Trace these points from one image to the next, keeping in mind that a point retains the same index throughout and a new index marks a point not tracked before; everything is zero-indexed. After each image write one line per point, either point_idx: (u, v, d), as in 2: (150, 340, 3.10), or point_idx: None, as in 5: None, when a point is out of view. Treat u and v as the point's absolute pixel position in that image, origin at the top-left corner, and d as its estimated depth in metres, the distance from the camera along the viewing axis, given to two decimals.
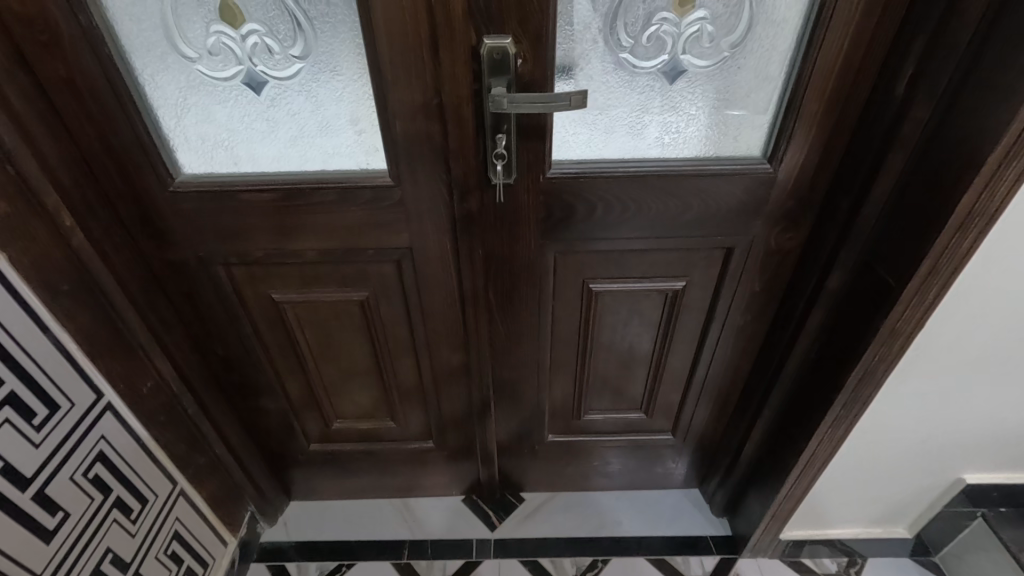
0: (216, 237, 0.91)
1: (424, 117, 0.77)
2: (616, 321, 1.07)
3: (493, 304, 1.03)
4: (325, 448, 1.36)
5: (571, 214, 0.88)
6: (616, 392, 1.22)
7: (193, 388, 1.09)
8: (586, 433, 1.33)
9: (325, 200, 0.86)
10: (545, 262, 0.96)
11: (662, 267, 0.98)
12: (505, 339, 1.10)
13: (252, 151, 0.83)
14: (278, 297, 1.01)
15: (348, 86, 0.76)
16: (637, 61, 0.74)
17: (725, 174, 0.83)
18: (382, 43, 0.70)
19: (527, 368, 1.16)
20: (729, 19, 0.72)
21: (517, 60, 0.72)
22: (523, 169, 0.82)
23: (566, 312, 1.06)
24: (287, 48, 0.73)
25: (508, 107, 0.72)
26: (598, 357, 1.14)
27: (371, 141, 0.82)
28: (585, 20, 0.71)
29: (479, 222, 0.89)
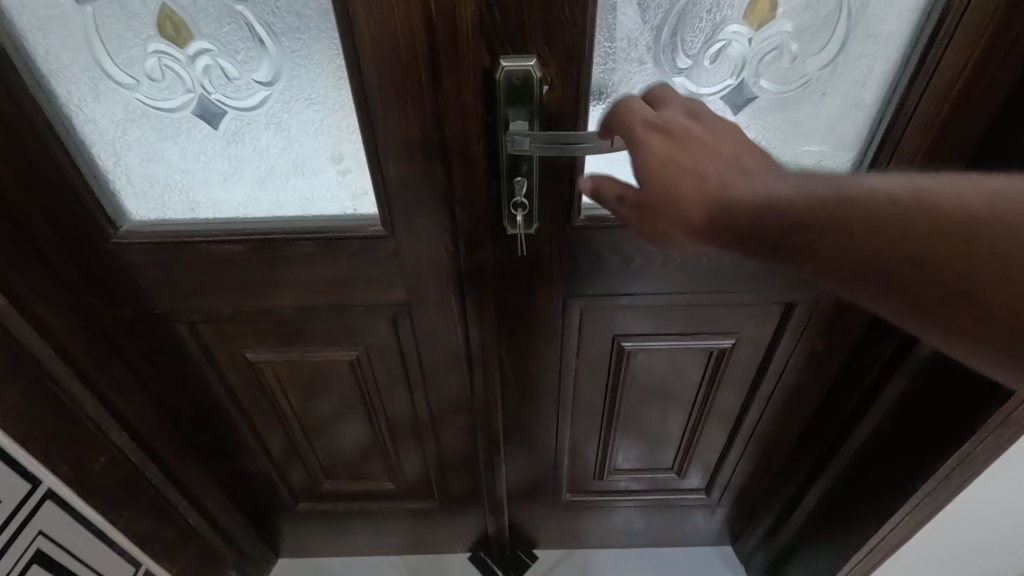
0: (175, 292, 0.76)
1: (423, 156, 0.61)
2: (649, 379, 0.92)
3: (506, 362, 0.88)
4: (315, 507, 1.21)
5: (603, 265, 0.73)
6: (644, 451, 1.07)
7: (157, 456, 0.94)
8: (609, 492, 1.18)
9: (304, 252, 0.71)
10: (569, 318, 0.81)
11: (707, 322, 0.82)
12: (519, 397, 0.95)
13: (211, 195, 0.67)
14: (254, 356, 0.86)
15: (327, 118, 0.60)
16: (695, 87, 0.58)
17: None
18: (368, 66, 0.55)
19: (544, 428, 1.01)
20: (816, 33, 0.55)
21: (543, 87, 0.56)
22: (547, 217, 0.67)
23: (591, 371, 0.90)
24: (248, 72, 0.57)
25: (530, 148, 0.57)
26: (625, 416, 0.99)
27: (357, 184, 0.66)
28: (631, 35, 0.55)
29: (491, 276, 0.74)
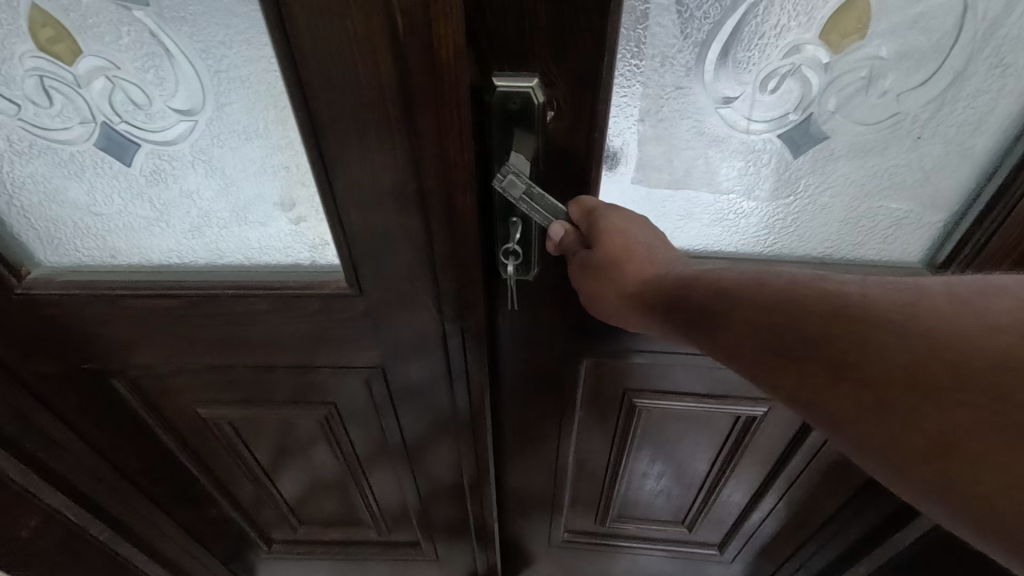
0: (105, 346, 0.63)
1: (396, 206, 0.48)
2: (666, 436, 0.80)
3: (500, 416, 0.76)
4: (290, 551, 1.10)
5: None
6: (653, 505, 0.95)
7: (104, 510, 0.83)
8: (609, 536, 1.06)
9: (252, 309, 0.57)
10: (575, 368, 0.69)
11: (735, 384, 0.70)
12: (517, 447, 0.84)
13: (135, 241, 0.54)
14: (207, 413, 0.74)
15: (271, 156, 0.47)
16: (746, 122, 0.46)
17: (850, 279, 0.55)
18: (318, 95, 0.41)
19: (540, 476, 0.90)
20: (918, 63, 0.42)
21: (547, 112, 0.44)
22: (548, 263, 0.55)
23: (596, 426, 0.79)
24: (159, 98, 0.43)
25: (520, 196, 0.45)
26: (634, 472, 0.87)
27: (316, 233, 0.53)
28: (668, 52, 0.42)
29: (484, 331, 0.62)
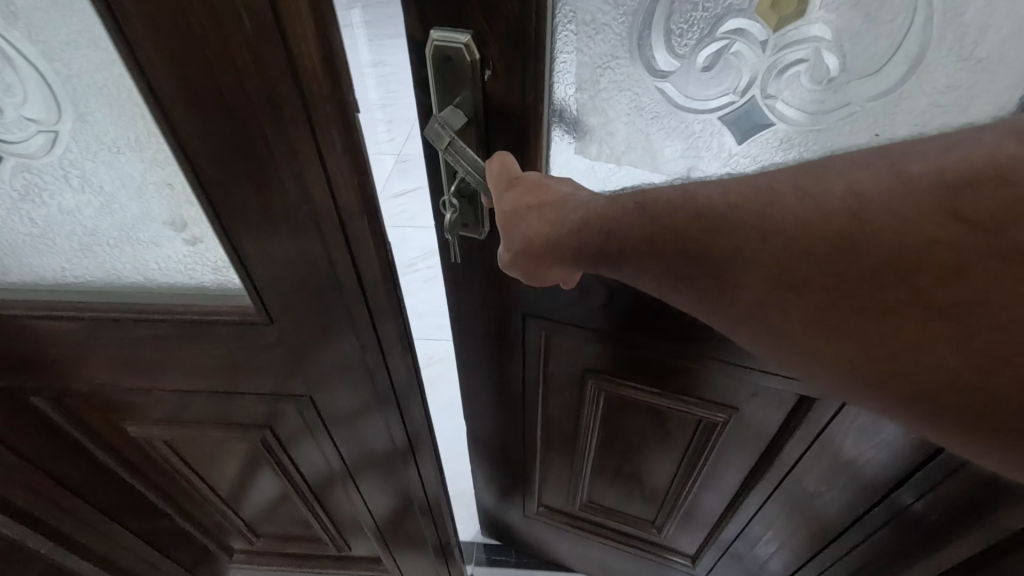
0: (15, 368, 0.59)
1: (291, 233, 0.42)
2: (632, 425, 0.80)
3: (471, 374, 0.81)
4: (251, 562, 1.06)
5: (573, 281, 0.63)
6: (614, 495, 0.96)
7: (47, 523, 0.80)
8: (572, 521, 1.08)
9: (156, 335, 0.52)
10: (538, 339, 0.71)
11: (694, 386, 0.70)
12: (487, 411, 0.87)
13: (23, 258, 0.49)
14: (139, 431, 0.70)
15: (150, 172, 0.41)
16: (684, 98, 0.48)
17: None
18: (179, 110, 0.35)
19: (509, 447, 0.93)
20: (858, 40, 0.43)
21: (484, 71, 0.45)
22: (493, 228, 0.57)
23: (558, 400, 0.80)
24: (10, 105, 0.38)
25: (449, 153, 0.48)
26: (602, 453, 0.88)
27: (214, 257, 0.47)
28: (606, 27, 0.45)
29: (447, 280, 0.66)
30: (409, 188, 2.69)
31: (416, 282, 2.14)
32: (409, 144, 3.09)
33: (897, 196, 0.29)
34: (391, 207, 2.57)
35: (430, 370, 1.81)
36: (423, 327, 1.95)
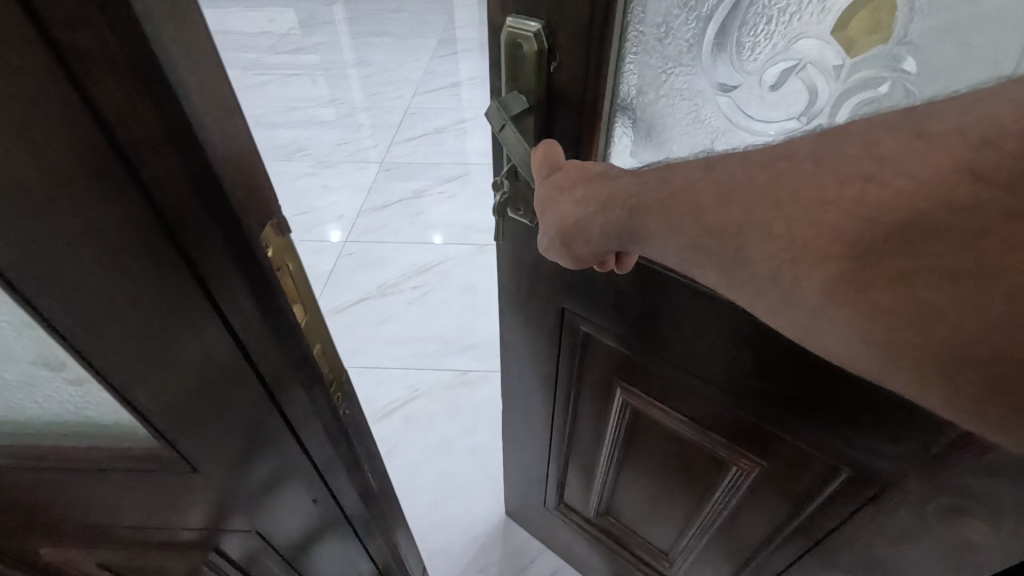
0: None
1: (188, 367, 0.43)
2: (655, 437, 0.88)
3: (524, 353, 0.94)
4: None
5: (617, 305, 0.72)
6: (617, 498, 1.08)
7: None
8: (583, 519, 1.21)
9: (68, 488, 0.50)
10: (585, 344, 0.83)
11: (694, 403, 0.76)
12: (531, 387, 1.00)
13: None
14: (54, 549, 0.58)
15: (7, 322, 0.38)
16: (742, 109, 0.54)
17: (824, 377, 0.59)
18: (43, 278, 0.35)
19: (538, 421, 1.06)
20: (943, 74, 0.46)
21: (549, 63, 0.53)
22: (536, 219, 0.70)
23: (589, 395, 0.91)
24: None
25: (502, 131, 0.58)
26: (621, 461, 0.99)
27: (99, 397, 0.44)
28: (683, 36, 0.51)
29: (507, 257, 0.81)
30: (390, 200, 2.56)
31: (399, 303, 2.02)
32: (390, 151, 2.96)
33: (920, 159, 0.33)
34: (371, 220, 2.43)
35: (415, 402, 1.69)
36: (407, 354, 1.83)
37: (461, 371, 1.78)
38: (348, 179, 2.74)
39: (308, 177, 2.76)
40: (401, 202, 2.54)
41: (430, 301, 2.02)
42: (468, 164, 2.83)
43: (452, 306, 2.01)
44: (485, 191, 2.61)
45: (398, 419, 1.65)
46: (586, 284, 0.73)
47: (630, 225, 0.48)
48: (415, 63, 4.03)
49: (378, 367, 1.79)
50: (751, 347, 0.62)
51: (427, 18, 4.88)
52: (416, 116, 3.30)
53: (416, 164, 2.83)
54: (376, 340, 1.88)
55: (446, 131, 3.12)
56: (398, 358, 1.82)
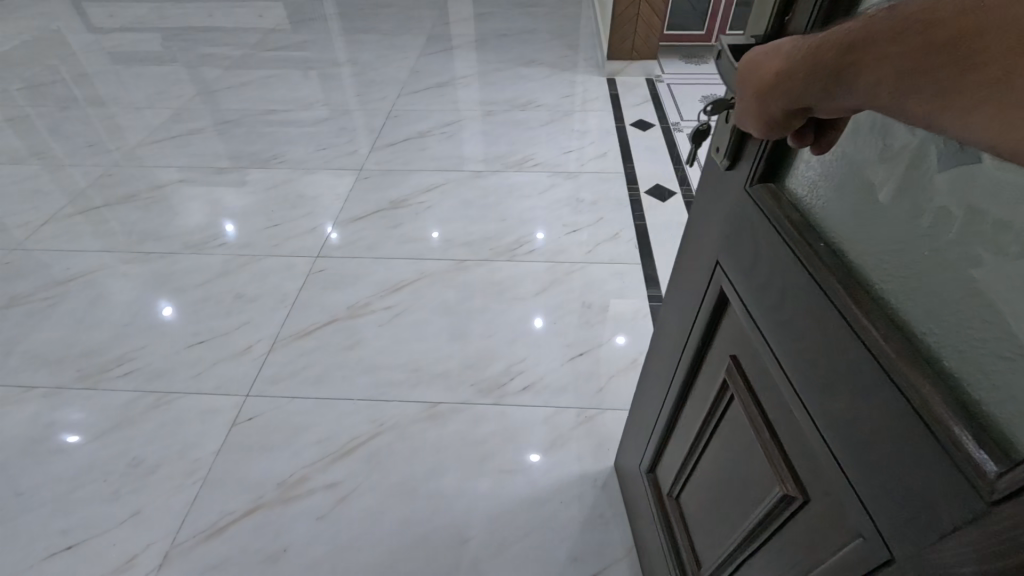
0: None
1: None
2: (732, 434, 0.80)
3: (677, 306, 0.94)
4: None
5: (746, 263, 0.67)
6: (689, 485, 1.00)
7: None
8: (660, 498, 1.16)
9: None
10: (713, 299, 0.79)
11: (767, 389, 0.67)
12: (669, 344, 0.99)
13: None
14: None
15: None
16: None
17: (869, 395, 0.48)
18: None
19: (661, 382, 1.05)
20: None
21: (785, 13, 0.54)
22: (745, 164, 0.65)
23: (706, 370, 0.86)
24: None
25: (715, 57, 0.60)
26: (701, 446, 0.92)
27: None
28: None
29: (697, 202, 0.81)
30: (367, 210, 2.43)
31: (369, 326, 1.90)
32: (371, 156, 2.83)
33: None
34: (345, 234, 2.31)
35: (378, 440, 1.58)
36: (375, 383, 1.71)
37: (432, 404, 1.66)
38: (324, 188, 2.61)
39: (284, 185, 2.65)
40: (377, 212, 2.42)
41: (402, 324, 1.90)
42: (451, 170, 2.69)
43: (426, 329, 1.88)
44: (466, 201, 2.48)
45: (360, 458, 1.54)
46: (734, 234, 0.70)
47: (850, 77, 0.36)
48: (402, 61, 3.90)
49: (342, 399, 1.68)
50: (822, 342, 0.54)
51: (417, 13, 4.71)
52: (399, 119, 3.16)
53: (397, 171, 2.70)
54: (343, 368, 1.76)
55: (429, 135, 2.99)
56: (364, 388, 1.70)
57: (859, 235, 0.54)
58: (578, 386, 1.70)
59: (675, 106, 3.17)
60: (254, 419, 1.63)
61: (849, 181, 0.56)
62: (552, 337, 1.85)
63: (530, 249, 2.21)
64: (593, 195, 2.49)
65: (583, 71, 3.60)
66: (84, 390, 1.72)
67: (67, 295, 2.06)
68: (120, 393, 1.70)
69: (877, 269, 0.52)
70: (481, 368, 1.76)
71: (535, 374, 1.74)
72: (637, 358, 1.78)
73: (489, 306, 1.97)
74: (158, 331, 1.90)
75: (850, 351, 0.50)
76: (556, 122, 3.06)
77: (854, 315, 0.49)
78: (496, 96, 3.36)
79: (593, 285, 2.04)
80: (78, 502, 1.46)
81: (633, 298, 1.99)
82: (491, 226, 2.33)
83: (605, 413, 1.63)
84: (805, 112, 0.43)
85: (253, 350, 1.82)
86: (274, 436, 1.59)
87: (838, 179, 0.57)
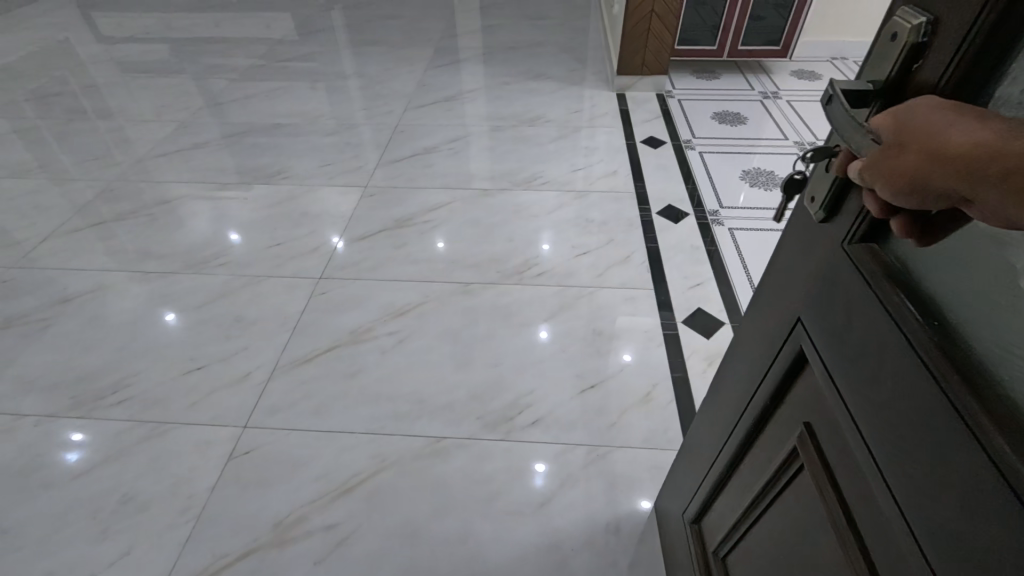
0: None
1: None
2: (799, 511, 0.72)
3: (744, 360, 0.85)
4: None
5: (838, 332, 0.60)
6: (739, 548, 0.92)
7: None
8: (704, 551, 1.07)
9: None
10: (788, 360, 0.71)
11: (851, 472, 0.60)
12: (730, 396, 0.91)
13: None
14: None
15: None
16: None
17: (992, 514, 0.40)
18: None
19: (717, 435, 0.97)
20: None
21: (915, 61, 0.47)
22: (845, 217, 0.57)
23: (772, 434, 0.78)
24: None
25: (822, 100, 0.52)
26: (758, 510, 0.84)
27: None
28: None
29: (778, 249, 0.74)
30: (372, 230, 2.37)
31: (372, 353, 1.83)
32: (376, 173, 2.78)
33: None
34: (349, 253, 2.25)
35: (379, 477, 1.51)
36: (378, 415, 1.65)
37: (437, 438, 1.59)
38: (328, 205, 2.56)
39: (288, 202, 2.60)
40: (382, 231, 2.36)
41: (405, 351, 1.83)
42: (459, 188, 2.64)
43: (430, 357, 1.82)
44: (473, 221, 2.42)
45: (360, 498, 1.47)
46: (823, 296, 0.62)
47: None
48: (409, 74, 3.86)
49: (344, 432, 1.61)
50: (931, 438, 0.47)
51: (425, 25, 4.69)
52: (405, 134, 3.12)
53: (403, 189, 2.65)
54: (345, 398, 1.70)
55: (435, 151, 2.94)
56: (366, 421, 1.64)
57: (987, 321, 0.46)
58: (590, 421, 1.63)
59: (687, 122, 3.11)
60: (250, 453, 1.56)
61: (970, 255, 0.48)
62: (561, 367, 1.78)
63: (538, 272, 2.14)
64: (603, 215, 2.43)
65: (592, 86, 3.55)
66: (76, 420, 1.65)
67: (63, 317, 2.00)
68: (112, 423, 1.64)
69: (1003, 361, 0.44)
70: (488, 400, 1.68)
71: (544, 407, 1.66)
72: (651, 391, 1.70)
73: (496, 332, 1.90)
74: (154, 356, 1.84)
75: (972, 460, 0.42)
76: (565, 138, 3.01)
77: (977, 419, 0.42)
78: (504, 111, 3.31)
79: (604, 311, 1.97)
80: (65, 542, 1.40)
81: (646, 325, 1.91)
82: (498, 247, 2.26)
83: (618, 450, 1.56)
84: (972, 201, 0.36)
85: (251, 378, 1.76)
86: (272, 470, 1.52)
87: (962, 252, 0.48)
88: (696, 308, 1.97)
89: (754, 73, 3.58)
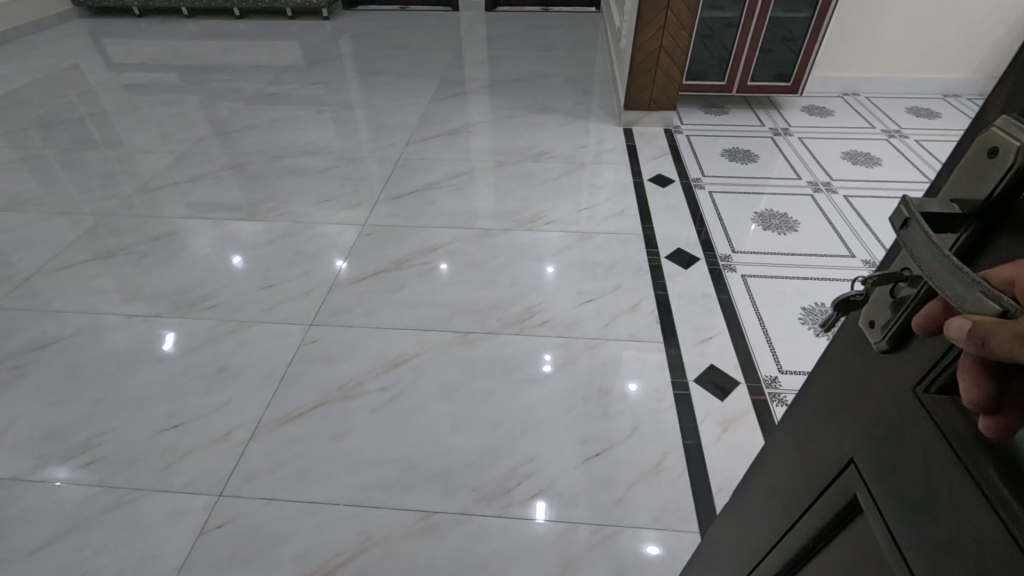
0: None
1: None
2: None
3: (782, 475, 0.72)
4: None
5: (910, 487, 0.46)
6: None
7: None
8: None
9: None
10: (840, 494, 0.58)
11: None
12: (763, 511, 0.77)
13: None
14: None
15: None
16: None
17: None
18: None
19: (744, 553, 0.83)
20: None
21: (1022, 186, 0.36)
22: (920, 352, 0.45)
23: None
24: None
25: (893, 220, 0.42)
26: None
27: None
28: None
29: (829, 355, 0.61)
30: (368, 272, 2.27)
31: (361, 412, 1.71)
32: (376, 210, 2.69)
33: None
34: (344, 297, 2.15)
35: (361, 558, 1.37)
36: (364, 485, 1.52)
37: (426, 513, 1.46)
38: (325, 244, 2.47)
39: (283, 239, 2.51)
40: (379, 273, 2.26)
41: (398, 410, 1.71)
42: (460, 227, 2.54)
43: (425, 417, 1.69)
44: (474, 263, 2.32)
45: None
46: (889, 434, 0.49)
47: None
48: (414, 105, 3.82)
49: (326, 503, 1.48)
50: None
51: (431, 55, 4.67)
52: (408, 168, 3.05)
53: (403, 227, 2.56)
54: (330, 463, 1.57)
55: (437, 187, 2.87)
56: (351, 490, 1.51)
57: None
58: (594, 495, 1.49)
59: (696, 160, 3.02)
60: (223, 527, 1.43)
61: None
62: (564, 430, 1.65)
63: (541, 321, 2.02)
64: (609, 258, 2.32)
65: (599, 120, 3.49)
66: (39, 483, 1.53)
67: (40, 363, 1.90)
68: (78, 489, 1.52)
69: None
70: (484, 469, 1.55)
71: (544, 477, 1.53)
72: (660, 460, 1.57)
73: (496, 389, 1.78)
74: (129, 410, 1.73)
75: None
76: (571, 175, 2.92)
77: None
78: (508, 145, 3.24)
79: (611, 367, 1.84)
80: None
81: (655, 383, 1.79)
82: (500, 293, 2.16)
83: (625, 530, 1.42)
84: None
85: (231, 438, 1.64)
86: (246, 548, 1.39)
87: None
88: (708, 365, 1.84)
89: (764, 109, 3.50)
